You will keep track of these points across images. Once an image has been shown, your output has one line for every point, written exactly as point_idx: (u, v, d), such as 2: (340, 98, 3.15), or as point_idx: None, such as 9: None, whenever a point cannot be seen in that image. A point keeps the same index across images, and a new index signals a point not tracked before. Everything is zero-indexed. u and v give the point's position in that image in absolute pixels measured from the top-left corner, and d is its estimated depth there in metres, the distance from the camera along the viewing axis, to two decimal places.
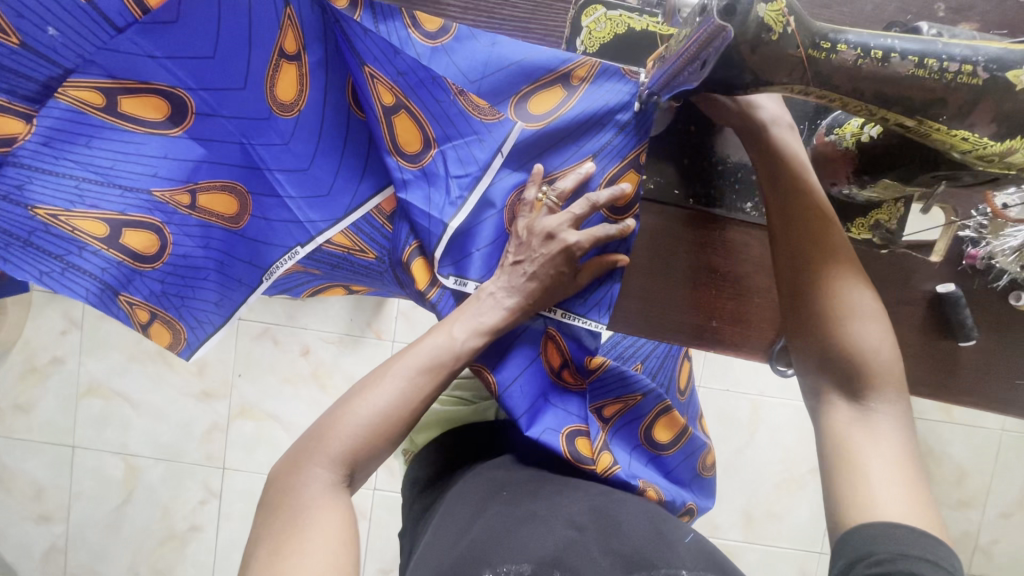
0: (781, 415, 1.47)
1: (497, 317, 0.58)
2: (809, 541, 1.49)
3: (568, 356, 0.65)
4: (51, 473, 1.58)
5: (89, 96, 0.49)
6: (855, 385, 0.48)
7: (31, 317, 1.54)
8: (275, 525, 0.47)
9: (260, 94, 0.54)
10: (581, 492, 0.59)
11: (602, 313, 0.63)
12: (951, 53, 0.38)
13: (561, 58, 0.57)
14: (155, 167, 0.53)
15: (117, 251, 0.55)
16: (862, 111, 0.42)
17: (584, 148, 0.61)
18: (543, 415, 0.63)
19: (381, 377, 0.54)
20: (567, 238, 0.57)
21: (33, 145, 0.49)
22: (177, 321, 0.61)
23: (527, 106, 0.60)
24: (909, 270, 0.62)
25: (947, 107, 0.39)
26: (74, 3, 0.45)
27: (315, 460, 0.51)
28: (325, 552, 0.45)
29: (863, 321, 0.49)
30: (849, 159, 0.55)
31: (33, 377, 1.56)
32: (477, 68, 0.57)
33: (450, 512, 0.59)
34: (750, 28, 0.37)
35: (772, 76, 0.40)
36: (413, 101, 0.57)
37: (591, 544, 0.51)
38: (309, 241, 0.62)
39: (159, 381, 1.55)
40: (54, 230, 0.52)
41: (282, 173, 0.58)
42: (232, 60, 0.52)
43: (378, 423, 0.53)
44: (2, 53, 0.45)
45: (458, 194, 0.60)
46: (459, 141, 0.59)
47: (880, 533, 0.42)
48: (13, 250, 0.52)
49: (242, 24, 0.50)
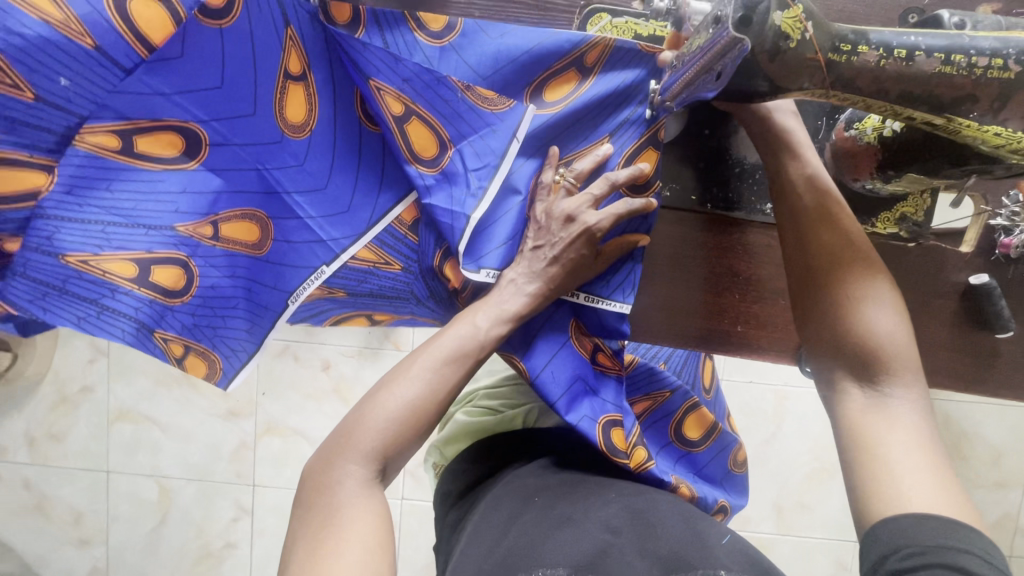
0: (807, 404, 1.45)
1: (520, 304, 0.55)
2: (843, 530, 1.47)
3: (598, 339, 0.60)
4: (88, 498, 1.62)
5: (105, 140, 0.49)
6: (870, 367, 0.43)
7: (61, 348, 1.58)
8: (313, 518, 0.44)
9: (270, 118, 0.54)
10: (611, 494, 0.51)
11: (627, 295, 0.60)
12: (980, 47, 0.37)
13: (572, 40, 0.57)
14: (175, 204, 0.54)
15: (146, 289, 0.55)
16: (885, 111, 0.40)
17: (601, 129, 0.59)
18: (580, 403, 0.58)
19: (405, 369, 0.50)
20: (587, 220, 0.55)
21: (58, 195, 0.50)
22: (212, 352, 0.62)
23: (542, 95, 0.59)
24: (940, 262, 0.60)
25: (977, 104, 0.38)
26: (83, 52, 0.46)
27: (346, 456, 0.46)
28: (361, 555, 0.42)
29: (871, 296, 0.44)
30: (872, 154, 0.53)
31: (64, 407, 1.60)
32: (486, 62, 0.57)
33: (485, 517, 0.54)
34: (767, 37, 0.36)
35: (791, 84, 0.39)
36: (421, 104, 0.55)
37: (629, 546, 0.44)
38: (334, 260, 0.61)
39: (187, 404, 1.58)
40: (86, 276, 0.53)
41: (301, 195, 0.58)
42: (240, 88, 0.52)
43: (405, 418, 0.48)
44: (18, 110, 0.46)
45: (478, 185, 0.57)
46: (474, 136, 0.57)
47: (903, 527, 0.37)
48: (50, 300, 0.53)
49: (245, 50, 0.50)
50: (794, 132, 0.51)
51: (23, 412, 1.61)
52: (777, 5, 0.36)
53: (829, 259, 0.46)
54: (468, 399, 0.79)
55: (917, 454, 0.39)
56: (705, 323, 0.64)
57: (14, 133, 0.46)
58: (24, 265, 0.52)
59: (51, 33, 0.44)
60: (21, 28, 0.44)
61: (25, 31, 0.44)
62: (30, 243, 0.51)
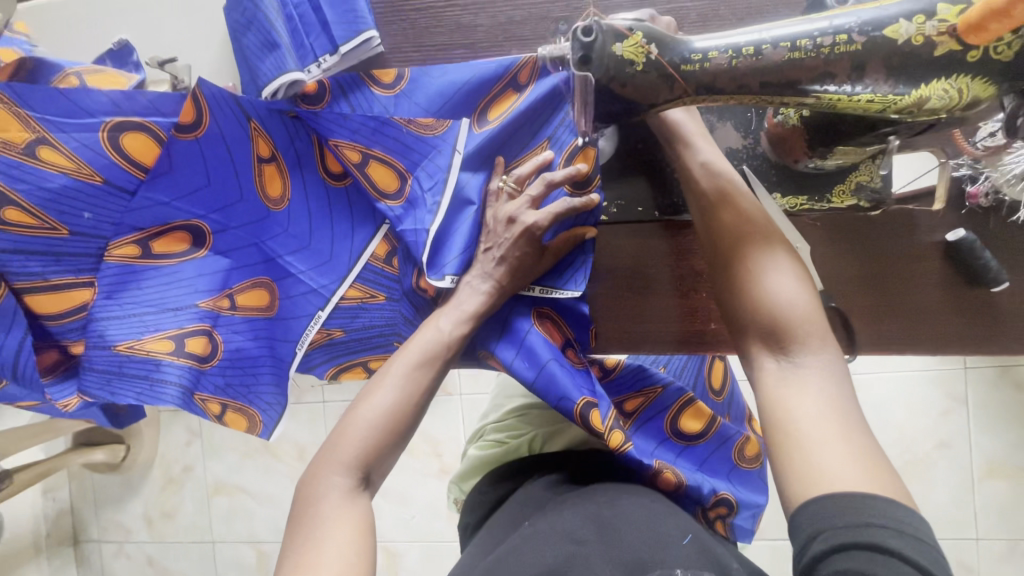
0: (883, 393, 1.29)
1: (478, 301, 0.59)
2: (959, 527, 1.27)
3: (571, 335, 0.64)
4: (200, 569, 1.79)
5: (128, 250, 0.62)
6: (777, 337, 0.44)
7: (163, 435, 1.79)
8: (300, 532, 0.48)
9: (254, 200, 0.63)
10: (589, 503, 0.55)
11: (578, 283, 0.62)
12: (823, 28, 0.40)
13: (505, 63, 0.61)
14: (195, 285, 0.64)
15: (183, 358, 0.63)
16: (759, 101, 0.44)
17: (541, 134, 0.62)
18: (554, 385, 0.57)
19: (381, 379, 0.55)
20: (526, 220, 0.57)
21: (103, 300, 0.62)
22: (249, 407, 0.67)
23: (487, 116, 0.62)
24: (911, 226, 0.58)
25: (838, 78, 0.41)
26: (94, 187, 0.58)
27: (329, 469, 0.51)
28: (340, 565, 0.46)
29: (772, 267, 0.46)
30: (799, 135, 0.53)
31: (171, 487, 1.80)
32: (434, 100, 0.62)
33: (486, 538, 0.60)
34: (610, 65, 0.43)
35: (656, 100, 0.45)
36: (375, 148, 0.62)
37: (594, 555, 0.48)
38: (327, 303, 0.68)
39: (269, 472, 1.71)
40: (134, 357, 0.63)
41: (292, 255, 0.66)
42: (224, 180, 0.61)
43: (386, 423, 0.53)
44: (60, 244, 0.60)
45: (432, 201, 0.62)
46: (425, 161, 0.62)
47: (816, 512, 0.37)
48: (114, 383, 0.64)
49: (220, 150, 0.59)
50: (683, 125, 0.56)
51: (140, 496, 1.83)
52: (613, 38, 0.43)
53: (733, 237, 0.48)
54: (480, 434, 0.84)
55: (834, 420, 0.40)
56: (679, 327, 0.65)
57: (62, 263, 0.61)
58: (91, 360, 0.64)
59: (70, 181, 0.57)
60: (50, 184, 0.57)
61: (53, 186, 0.57)
62: (90, 342, 0.63)
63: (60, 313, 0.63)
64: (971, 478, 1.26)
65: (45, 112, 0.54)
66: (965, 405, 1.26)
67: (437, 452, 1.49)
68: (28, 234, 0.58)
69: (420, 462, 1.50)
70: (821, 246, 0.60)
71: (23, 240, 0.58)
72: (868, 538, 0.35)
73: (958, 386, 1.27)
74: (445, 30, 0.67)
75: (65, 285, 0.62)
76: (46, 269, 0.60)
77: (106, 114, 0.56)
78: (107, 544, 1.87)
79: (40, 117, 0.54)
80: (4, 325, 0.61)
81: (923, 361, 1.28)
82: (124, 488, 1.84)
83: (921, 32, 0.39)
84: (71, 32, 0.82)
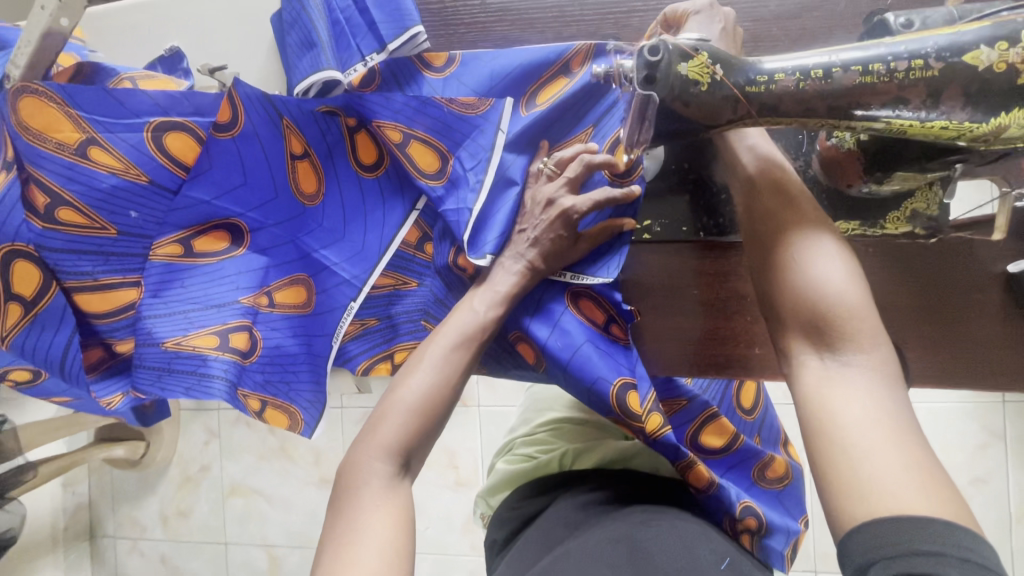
0: None
1: (512, 282, 0.58)
2: None
3: (613, 311, 0.61)
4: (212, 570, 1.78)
5: (171, 249, 0.62)
6: (829, 332, 0.42)
7: (183, 434, 1.81)
8: (337, 525, 0.48)
9: (289, 195, 0.63)
10: (625, 522, 0.54)
11: (610, 270, 0.60)
12: (896, 53, 0.40)
13: (557, 50, 0.60)
14: (236, 282, 0.64)
15: (228, 353, 0.64)
16: (823, 125, 0.43)
17: (586, 120, 0.61)
18: (588, 365, 0.57)
19: (418, 361, 0.55)
20: (565, 202, 0.57)
21: (148, 299, 0.63)
22: (289, 404, 0.67)
23: (535, 101, 0.62)
24: (968, 251, 0.56)
25: (911, 104, 0.40)
26: (141, 187, 0.59)
27: (366, 457, 0.51)
28: (379, 563, 0.45)
29: (816, 252, 0.44)
30: (855, 160, 0.52)
31: (188, 486, 1.81)
32: (483, 81, 0.62)
33: (519, 554, 0.59)
34: (676, 86, 0.43)
35: (717, 121, 0.45)
36: (416, 128, 0.61)
37: None
38: (359, 294, 0.67)
39: (285, 475, 1.71)
40: (182, 353, 0.63)
41: (327, 249, 0.66)
42: (260, 178, 0.62)
43: (422, 409, 0.53)
44: (110, 244, 0.61)
45: (475, 180, 0.61)
46: (468, 141, 0.61)
47: (869, 539, 0.36)
48: (165, 379, 0.64)
49: (256, 149, 0.60)
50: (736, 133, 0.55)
51: (157, 494, 1.84)
52: (679, 58, 0.43)
53: (772, 228, 0.47)
54: (508, 448, 0.84)
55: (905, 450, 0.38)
56: (716, 348, 0.64)
57: (110, 263, 0.62)
58: (141, 358, 0.64)
59: (120, 182, 0.59)
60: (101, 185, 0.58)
61: (104, 186, 0.58)
62: (139, 340, 0.64)
63: (107, 313, 0.64)
64: (1009, 518, 1.21)
65: (92, 113, 0.56)
66: (1004, 440, 1.21)
67: (452, 463, 1.47)
68: (80, 234, 0.59)
69: (436, 473, 1.48)
70: (871, 271, 0.58)
71: (76, 240, 0.60)
72: (923, 568, 0.33)
73: (996, 420, 1.22)
74: (492, 44, 0.68)
75: (112, 284, 0.63)
76: (95, 268, 0.61)
77: (150, 114, 0.57)
78: (122, 541, 1.88)
79: (87, 117, 0.56)
80: (56, 323, 0.64)
81: (959, 392, 1.24)
82: (142, 485, 1.85)
83: (1004, 59, 0.38)
84: (123, 40, 0.85)
